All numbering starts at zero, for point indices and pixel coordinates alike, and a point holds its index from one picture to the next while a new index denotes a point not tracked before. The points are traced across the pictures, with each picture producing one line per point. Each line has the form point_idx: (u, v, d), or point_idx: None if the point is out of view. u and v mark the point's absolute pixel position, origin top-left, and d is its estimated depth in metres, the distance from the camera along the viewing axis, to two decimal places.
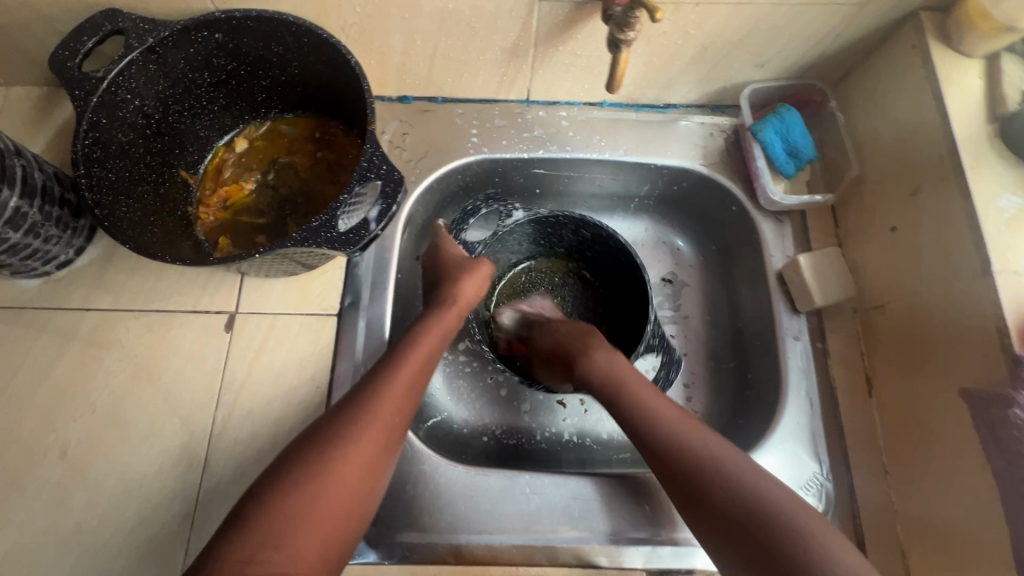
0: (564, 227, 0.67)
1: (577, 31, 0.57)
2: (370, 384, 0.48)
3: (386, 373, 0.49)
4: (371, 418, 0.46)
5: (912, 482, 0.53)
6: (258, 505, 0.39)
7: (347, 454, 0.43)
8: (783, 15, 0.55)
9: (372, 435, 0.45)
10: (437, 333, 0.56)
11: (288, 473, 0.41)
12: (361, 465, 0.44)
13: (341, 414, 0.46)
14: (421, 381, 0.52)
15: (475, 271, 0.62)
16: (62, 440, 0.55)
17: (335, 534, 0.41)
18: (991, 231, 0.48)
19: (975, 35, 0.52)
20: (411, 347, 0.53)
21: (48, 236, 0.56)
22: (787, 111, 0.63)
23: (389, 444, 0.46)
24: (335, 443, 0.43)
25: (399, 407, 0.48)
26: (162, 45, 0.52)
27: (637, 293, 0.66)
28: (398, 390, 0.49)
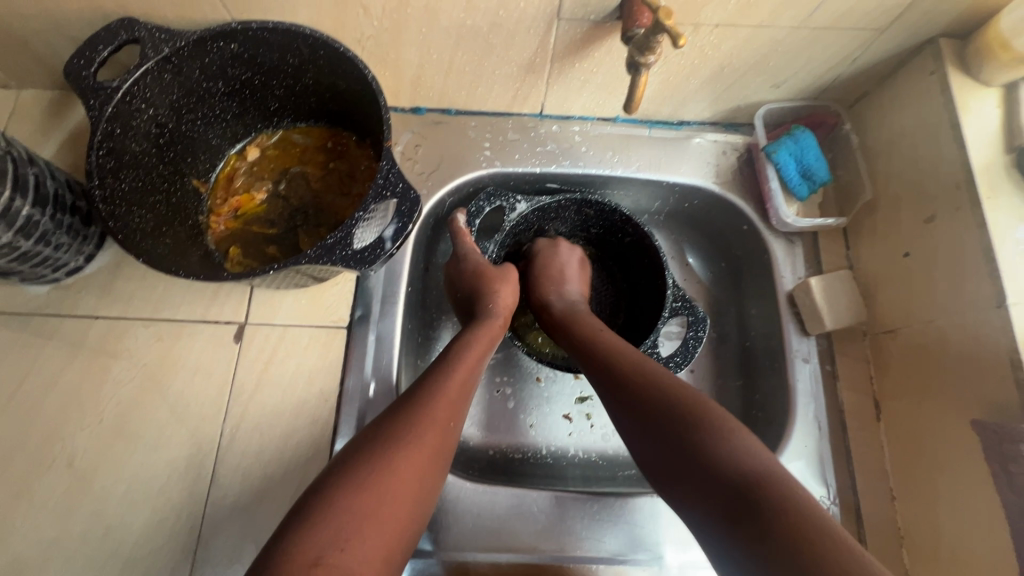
0: (567, 210, 0.67)
1: (594, 49, 0.57)
2: (426, 389, 0.48)
3: (439, 378, 0.50)
4: (429, 423, 0.46)
5: (920, 508, 0.53)
6: (322, 504, 0.39)
7: (409, 454, 0.43)
8: (802, 38, 0.55)
9: (430, 440, 0.45)
10: (486, 341, 0.55)
11: (351, 474, 0.41)
12: (420, 469, 0.43)
13: (396, 418, 0.46)
14: (471, 388, 0.51)
15: (511, 280, 0.62)
16: (70, 449, 0.55)
17: (398, 537, 0.40)
18: (1006, 262, 0.48)
19: (995, 65, 0.52)
20: (463, 353, 0.53)
21: (58, 244, 0.55)
22: (801, 133, 0.63)
23: (445, 449, 0.46)
24: (396, 447, 0.43)
25: (453, 412, 0.48)
26: (178, 54, 0.51)
27: (648, 263, 0.66)
28: (452, 393, 0.49)
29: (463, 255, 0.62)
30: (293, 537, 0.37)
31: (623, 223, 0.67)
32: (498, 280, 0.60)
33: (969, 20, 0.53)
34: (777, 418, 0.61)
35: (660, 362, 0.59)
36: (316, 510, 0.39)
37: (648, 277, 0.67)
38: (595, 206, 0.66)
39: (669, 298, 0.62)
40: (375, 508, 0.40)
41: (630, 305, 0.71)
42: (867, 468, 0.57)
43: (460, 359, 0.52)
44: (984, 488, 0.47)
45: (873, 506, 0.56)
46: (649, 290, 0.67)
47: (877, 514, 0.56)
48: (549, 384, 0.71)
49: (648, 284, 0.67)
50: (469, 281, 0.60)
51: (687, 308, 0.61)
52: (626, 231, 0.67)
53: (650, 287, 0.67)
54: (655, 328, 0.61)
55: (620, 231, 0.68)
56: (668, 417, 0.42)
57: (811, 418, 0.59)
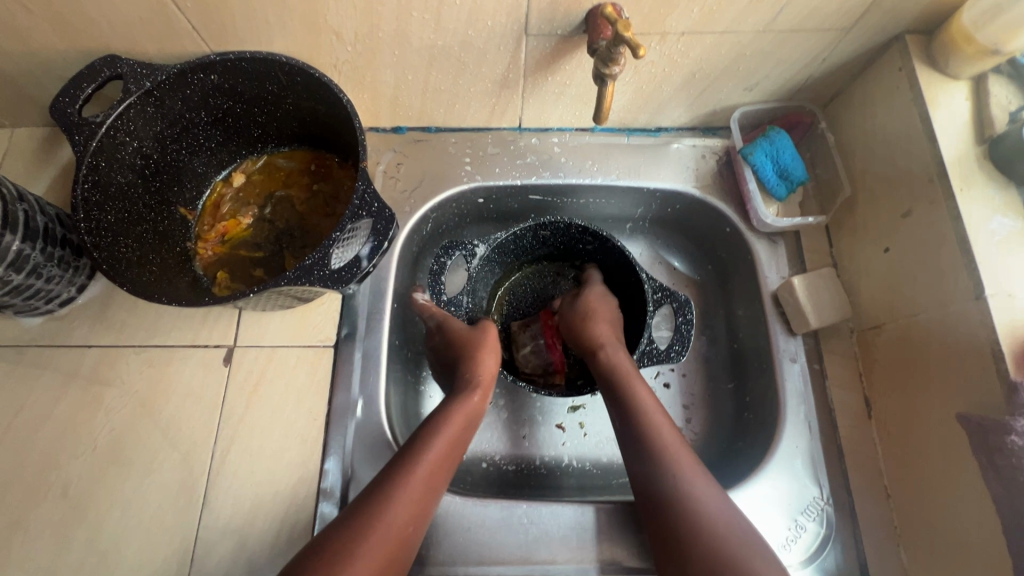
0: (525, 237, 0.68)
1: (565, 62, 0.58)
2: (402, 463, 0.49)
3: (420, 449, 0.50)
4: (412, 492, 0.48)
5: (914, 506, 0.52)
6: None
7: (377, 538, 0.44)
8: (768, 41, 0.55)
9: (409, 509, 0.47)
10: (467, 413, 0.56)
11: (327, 554, 0.43)
12: (394, 545, 0.45)
13: (374, 494, 0.47)
14: (450, 463, 0.52)
15: (492, 341, 0.62)
16: (64, 479, 0.55)
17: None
18: (983, 254, 0.48)
19: (960, 58, 0.52)
20: (440, 424, 0.53)
21: (50, 276, 0.57)
22: (776, 134, 0.64)
23: (418, 519, 0.47)
24: (382, 516, 0.46)
25: (433, 481, 0.49)
26: (159, 88, 0.53)
27: (622, 274, 0.67)
28: (434, 465, 0.50)
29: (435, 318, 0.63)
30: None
31: (582, 236, 0.68)
32: (479, 346, 0.60)
33: (933, 15, 0.53)
34: (768, 419, 0.61)
35: (662, 356, 0.60)
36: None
37: (627, 291, 0.68)
38: (548, 226, 0.67)
39: (649, 292, 0.62)
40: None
41: (613, 313, 0.71)
42: (859, 467, 0.57)
43: (441, 428, 0.53)
44: (973, 482, 0.47)
45: (869, 505, 0.55)
46: (629, 297, 0.67)
47: (873, 513, 0.55)
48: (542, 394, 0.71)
49: (627, 289, 0.68)
50: (454, 350, 0.61)
51: (669, 296, 0.61)
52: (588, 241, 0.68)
53: (630, 293, 0.67)
54: (645, 325, 0.61)
55: (588, 246, 0.69)
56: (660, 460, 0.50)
57: (801, 417, 0.58)
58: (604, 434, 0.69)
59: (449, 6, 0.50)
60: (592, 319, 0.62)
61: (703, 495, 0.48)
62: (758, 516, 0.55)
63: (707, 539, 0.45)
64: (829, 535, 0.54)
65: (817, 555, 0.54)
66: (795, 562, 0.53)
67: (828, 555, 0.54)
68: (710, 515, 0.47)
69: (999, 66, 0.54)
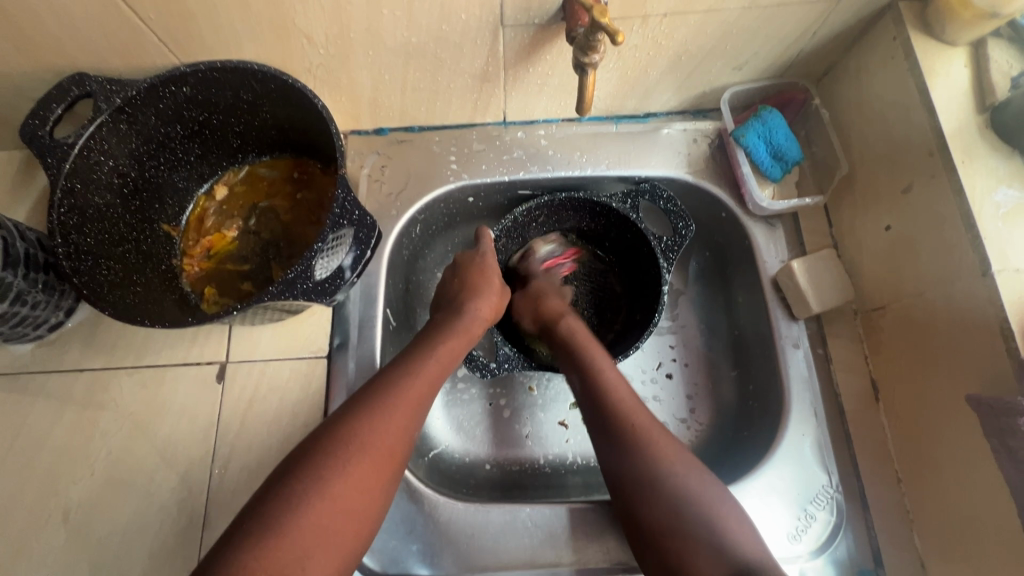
0: (530, 218, 0.68)
1: (545, 52, 0.57)
2: (393, 380, 0.50)
3: (396, 387, 0.49)
4: (403, 397, 0.49)
5: (926, 491, 0.51)
6: (275, 505, 0.40)
7: (360, 467, 0.44)
8: (754, 17, 0.53)
9: (398, 414, 0.48)
10: (447, 355, 0.55)
11: (321, 445, 0.44)
12: (389, 447, 0.46)
13: (367, 397, 0.48)
14: (427, 402, 0.51)
15: (491, 290, 0.62)
16: (64, 504, 0.55)
17: (346, 549, 0.42)
18: (988, 228, 0.46)
19: (957, 24, 0.50)
20: (434, 348, 0.55)
21: (35, 302, 0.56)
22: (768, 114, 0.62)
23: (393, 471, 0.46)
24: (374, 415, 0.47)
25: (417, 406, 0.50)
26: (131, 104, 0.52)
27: (634, 248, 0.68)
28: (422, 385, 0.51)
29: (447, 286, 0.64)
30: (252, 539, 0.38)
31: (579, 212, 0.68)
32: (473, 294, 0.61)
33: None
34: (773, 407, 0.59)
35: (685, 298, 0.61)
36: (276, 511, 0.40)
37: (637, 257, 0.68)
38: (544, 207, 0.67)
39: (657, 248, 0.63)
40: (326, 507, 0.41)
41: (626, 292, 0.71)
42: (869, 452, 0.56)
43: (420, 365, 0.52)
44: (986, 465, 0.45)
45: (879, 491, 0.54)
46: (641, 268, 0.68)
47: (884, 499, 0.54)
48: (543, 391, 0.70)
49: (639, 261, 0.68)
50: (448, 301, 0.62)
51: (678, 242, 0.63)
52: (597, 217, 0.68)
53: (643, 266, 0.67)
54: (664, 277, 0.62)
55: (595, 221, 0.69)
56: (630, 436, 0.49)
57: (807, 403, 0.57)
58: None
59: (421, 2, 0.49)
60: (545, 297, 0.65)
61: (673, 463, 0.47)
62: (766, 508, 0.54)
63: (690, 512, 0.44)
64: (840, 524, 0.53)
65: (828, 544, 0.53)
66: (807, 553, 0.52)
67: (840, 545, 0.53)
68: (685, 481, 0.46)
69: (999, 29, 0.52)
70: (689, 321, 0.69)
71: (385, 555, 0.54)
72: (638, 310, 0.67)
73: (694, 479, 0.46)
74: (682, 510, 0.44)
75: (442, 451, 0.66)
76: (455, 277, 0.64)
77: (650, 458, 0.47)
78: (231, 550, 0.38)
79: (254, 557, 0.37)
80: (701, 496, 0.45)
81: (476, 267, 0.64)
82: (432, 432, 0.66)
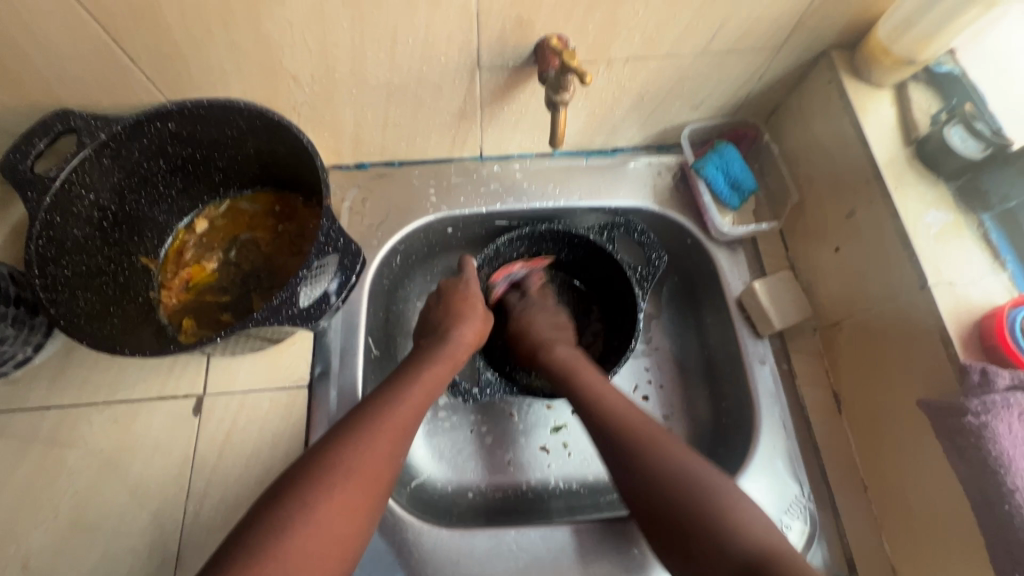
0: (511, 248, 0.71)
1: (519, 92, 0.61)
2: (380, 405, 0.51)
3: (382, 412, 0.50)
4: (389, 422, 0.49)
5: (890, 495, 0.54)
6: (260, 531, 0.40)
7: (345, 492, 0.44)
8: (706, 63, 0.59)
9: (385, 439, 0.48)
10: (434, 380, 0.56)
11: (308, 473, 0.44)
12: (376, 472, 0.46)
13: (356, 422, 0.49)
14: (414, 428, 0.52)
15: (477, 315, 0.64)
16: (23, 551, 0.52)
17: None
18: (922, 246, 0.51)
19: (881, 69, 0.56)
20: (421, 374, 0.56)
21: (3, 336, 0.55)
22: (725, 148, 0.67)
23: (379, 496, 0.46)
24: (361, 441, 0.47)
25: (403, 432, 0.50)
26: (115, 139, 0.53)
27: (610, 276, 0.71)
28: (409, 411, 0.52)
29: (430, 316, 0.65)
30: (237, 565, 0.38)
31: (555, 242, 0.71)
32: (457, 319, 0.63)
33: (853, 32, 0.57)
34: (744, 422, 0.62)
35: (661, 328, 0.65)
36: (260, 537, 0.40)
37: (613, 285, 0.71)
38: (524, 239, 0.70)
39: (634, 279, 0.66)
40: (314, 533, 0.41)
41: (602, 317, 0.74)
42: (836, 461, 0.58)
43: (406, 391, 0.53)
44: (940, 465, 0.48)
45: (848, 499, 0.57)
46: (618, 295, 0.71)
47: (853, 506, 0.56)
48: (523, 416, 0.71)
49: (615, 289, 0.71)
50: (433, 328, 0.63)
51: (650, 272, 0.67)
52: (574, 249, 0.71)
53: (620, 294, 0.70)
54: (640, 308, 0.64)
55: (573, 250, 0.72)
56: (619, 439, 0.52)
57: (776, 416, 0.60)
58: (590, 452, 0.70)
59: (403, 45, 0.52)
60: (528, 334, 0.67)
61: (658, 458, 0.50)
62: None
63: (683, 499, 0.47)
64: (815, 532, 0.55)
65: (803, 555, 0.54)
66: None
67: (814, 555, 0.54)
68: (670, 471, 0.49)
69: (917, 74, 0.58)
70: (661, 343, 0.73)
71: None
72: (615, 335, 0.70)
73: (676, 469, 0.49)
74: (675, 502, 0.47)
75: (425, 481, 0.66)
76: (442, 305, 0.65)
77: (637, 456, 0.51)
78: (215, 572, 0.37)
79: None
80: (690, 483, 0.48)
81: (461, 294, 0.65)
82: (414, 462, 0.66)
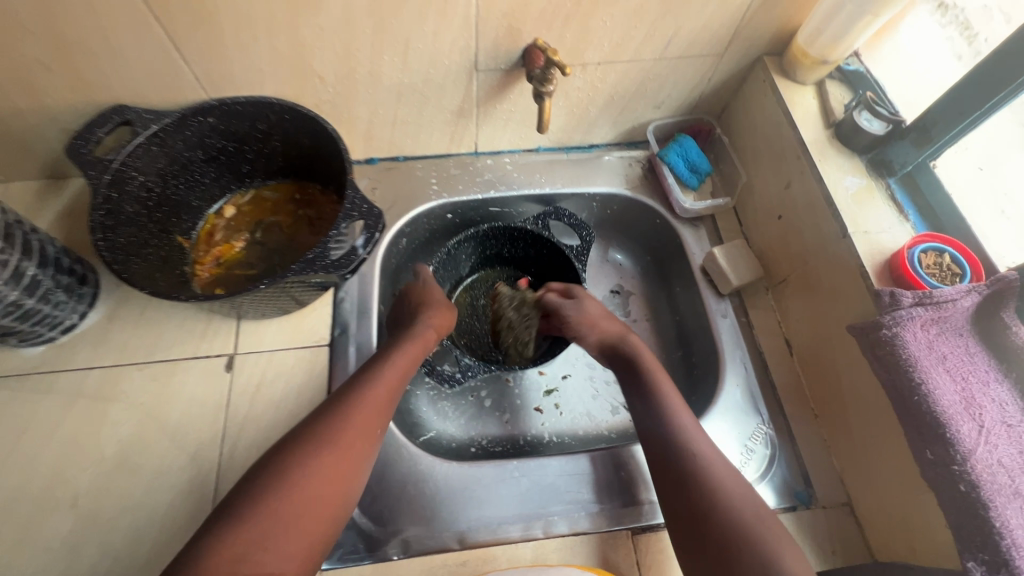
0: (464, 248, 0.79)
1: (509, 92, 0.72)
2: (355, 386, 0.54)
3: (358, 391, 0.54)
4: (364, 399, 0.53)
5: (835, 416, 0.63)
6: (243, 499, 0.44)
7: (322, 462, 0.48)
8: (664, 66, 0.71)
9: (361, 415, 0.52)
10: (406, 361, 0.59)
11: (288, 448, 0.48)
12: (353, 443, 0.50)
13: (334, 402, 0.53)
14: (389, 405, 0.55)
15: (444, 306, 0.68)
16: (72, 490, 0.58)
17: (314, 538, 0.45)
18: (843, 204, 0.62)
19: (804, 68, 0.69)
20: (393, 356, 0.59)
21: (57, 302, 0.62)
22: (683, 139, 0.79)
23: (358, 465, 0.50)
24: (337, 417, 0.51)
25: (379, 408, 0.54)
26: (164, 129, 0.62)
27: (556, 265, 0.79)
28: (384, 390, 0.55)
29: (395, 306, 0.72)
30: (224, 527, 0.42)
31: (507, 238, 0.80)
32: (426, 309, 0.67)
33: (780, 41, 0.71)
34: (712, 368, 0.71)
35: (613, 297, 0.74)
36: (241, 503, 0.44)
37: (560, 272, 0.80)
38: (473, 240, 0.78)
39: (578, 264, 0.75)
40: (292, 499, 0.45)
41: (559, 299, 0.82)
42: (790, 395, 0.68)
43: (380, 372, 0.57)
44: (869, 380, 0.58)
45: (802, 425, 0.66)
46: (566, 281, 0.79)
47: (806, 431, 0.66)
48: (518, 380, 0.79)
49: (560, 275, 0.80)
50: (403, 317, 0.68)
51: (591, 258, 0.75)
52: (523, 245, 0.80)
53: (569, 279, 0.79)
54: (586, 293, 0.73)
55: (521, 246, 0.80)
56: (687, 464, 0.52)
57: (738, 360, 0.70)
58: (579, 410, 0.77)
59: (415, 49, 0.63)
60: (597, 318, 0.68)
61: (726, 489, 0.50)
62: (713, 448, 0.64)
63: (741, 530, 0.47)
64: (775, 454, 0.64)
65: (767, 473, 0.63)
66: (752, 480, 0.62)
67: (774, 474, 0.63)
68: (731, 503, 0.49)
69: (833, 74, 0.72)
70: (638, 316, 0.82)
71: (388, 512, 0.59)
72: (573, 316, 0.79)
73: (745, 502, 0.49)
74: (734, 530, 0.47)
75: (431, 438, 0.72)
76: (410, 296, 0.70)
77: (702, 483, 0.50)
78: (208, 531, 0.42)
79: (226, 540, 0.41)
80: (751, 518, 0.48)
81: (422, 289, 0.70)
82: (421, 420, 0.73)
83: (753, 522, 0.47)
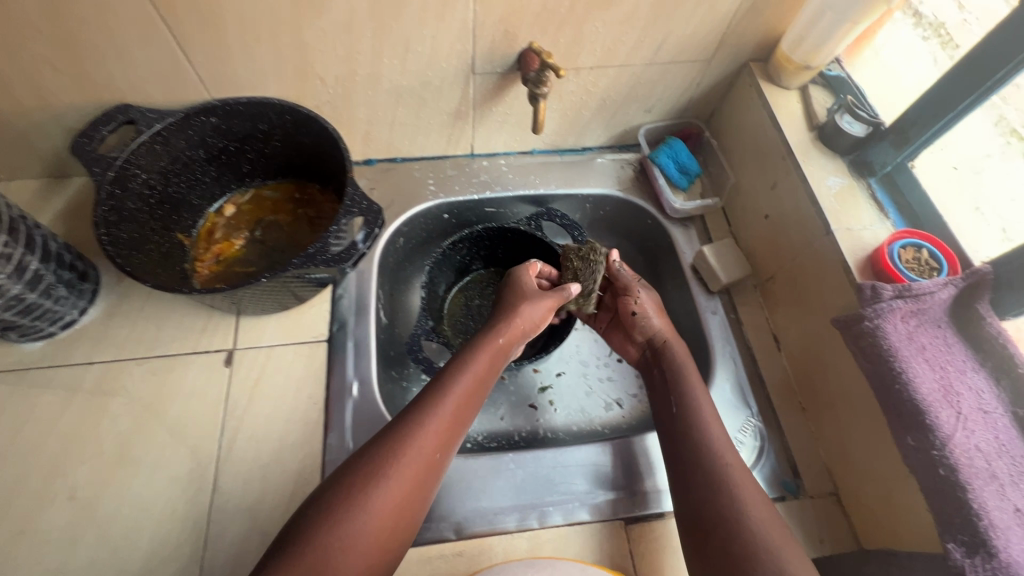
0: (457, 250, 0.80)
1: (505, 95, 0.74)
2: (433, 397, 0.55)
3: (434, 403, 0.54)
4: (441, 413, 0.54)
5: (821, 408, 0.65)
6: (320, 512, 0.47)
7: (398, 477, 0.49)
8: (654, 71, 0.74)
9: (437, 429, 0.53)
10: (482, 370, 0.59)
11: (366, 460, 0.50)
12: (428, 456, 0.51)
13: (410, 414, 0.53)
14: (463, 417, 0.56)
15: (519, 299, 0.66)
16: (71, 483, 0.58)
17: (388, 548, 0.48)
18: (827, 203, 0.64)
19: (788, 73, 0.72)
20: (469, 364, 0.59)
21: (58, 297, 0.63)
22: (674, 142, 0.82)
23: (430, 477, 0.52)
24: (414, 432, 0.52)
25: (454, 422, 0.55)
26: (167, 129, 0.63)
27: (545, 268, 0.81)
28: (461, 403, 0.56)
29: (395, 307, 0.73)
30: (303, 537, 0.45)
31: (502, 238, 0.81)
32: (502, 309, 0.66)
33: (765, 47, 0.74)
34: (702, 363, 0.73)
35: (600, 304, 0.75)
36: (320, 515, 0.46)
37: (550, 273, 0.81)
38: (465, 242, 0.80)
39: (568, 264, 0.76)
40: (370, 514, 0.47)
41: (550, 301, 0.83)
42: (778, 389, 0.70)
43: (455, 382, 0.57)
44: (852, 371, 0.60)
45: (790, 417, 0.68)
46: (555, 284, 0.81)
47: (794, 423, 0.68)
48: (513, 377, 0.80)
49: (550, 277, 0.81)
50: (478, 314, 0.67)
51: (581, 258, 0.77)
52: (514, 247, 0.81)
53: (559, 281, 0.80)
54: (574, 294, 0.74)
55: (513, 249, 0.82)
56: (709, 467, 0.54)
57: (727, 355, 0.71)
58: (572, 406, 0.79)
59: (414, 52, 0.65)
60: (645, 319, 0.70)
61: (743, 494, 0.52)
62: None
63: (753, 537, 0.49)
64: (764, 446, 0.66)
65: (756, 464, 0.64)
66: None
67: (764, 465, 0.65)
68: (753, 512, 0.50)
69: (816, 79, 0.75)
70: None
71: None
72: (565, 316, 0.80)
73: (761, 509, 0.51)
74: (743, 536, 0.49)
75: None
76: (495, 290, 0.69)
77: (724, 485, 0.53)
78: (289, 535, 0.46)
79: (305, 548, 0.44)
80: (766, 525, 0.50)
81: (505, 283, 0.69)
82: None
83: (777, 544, 0.48)
